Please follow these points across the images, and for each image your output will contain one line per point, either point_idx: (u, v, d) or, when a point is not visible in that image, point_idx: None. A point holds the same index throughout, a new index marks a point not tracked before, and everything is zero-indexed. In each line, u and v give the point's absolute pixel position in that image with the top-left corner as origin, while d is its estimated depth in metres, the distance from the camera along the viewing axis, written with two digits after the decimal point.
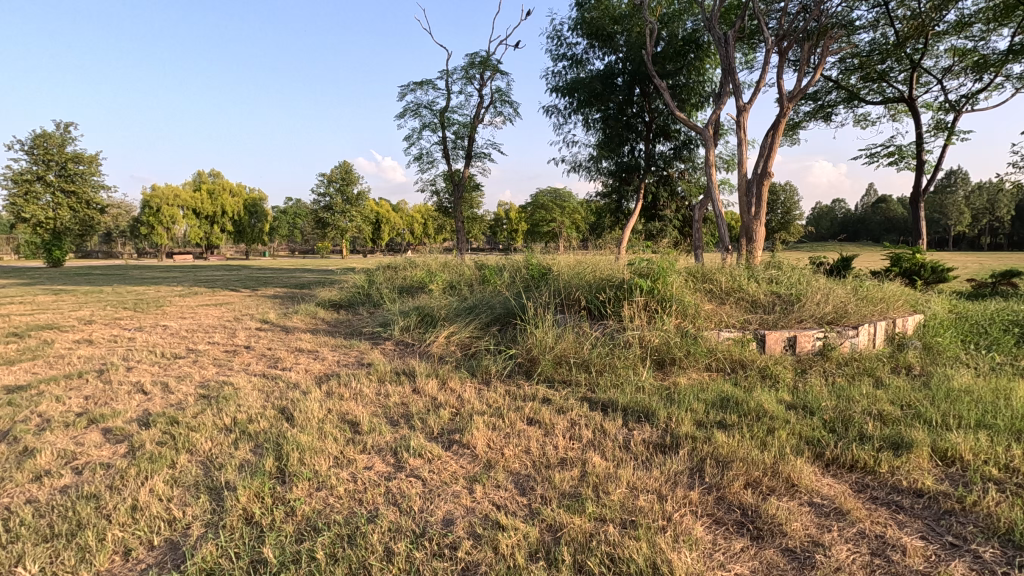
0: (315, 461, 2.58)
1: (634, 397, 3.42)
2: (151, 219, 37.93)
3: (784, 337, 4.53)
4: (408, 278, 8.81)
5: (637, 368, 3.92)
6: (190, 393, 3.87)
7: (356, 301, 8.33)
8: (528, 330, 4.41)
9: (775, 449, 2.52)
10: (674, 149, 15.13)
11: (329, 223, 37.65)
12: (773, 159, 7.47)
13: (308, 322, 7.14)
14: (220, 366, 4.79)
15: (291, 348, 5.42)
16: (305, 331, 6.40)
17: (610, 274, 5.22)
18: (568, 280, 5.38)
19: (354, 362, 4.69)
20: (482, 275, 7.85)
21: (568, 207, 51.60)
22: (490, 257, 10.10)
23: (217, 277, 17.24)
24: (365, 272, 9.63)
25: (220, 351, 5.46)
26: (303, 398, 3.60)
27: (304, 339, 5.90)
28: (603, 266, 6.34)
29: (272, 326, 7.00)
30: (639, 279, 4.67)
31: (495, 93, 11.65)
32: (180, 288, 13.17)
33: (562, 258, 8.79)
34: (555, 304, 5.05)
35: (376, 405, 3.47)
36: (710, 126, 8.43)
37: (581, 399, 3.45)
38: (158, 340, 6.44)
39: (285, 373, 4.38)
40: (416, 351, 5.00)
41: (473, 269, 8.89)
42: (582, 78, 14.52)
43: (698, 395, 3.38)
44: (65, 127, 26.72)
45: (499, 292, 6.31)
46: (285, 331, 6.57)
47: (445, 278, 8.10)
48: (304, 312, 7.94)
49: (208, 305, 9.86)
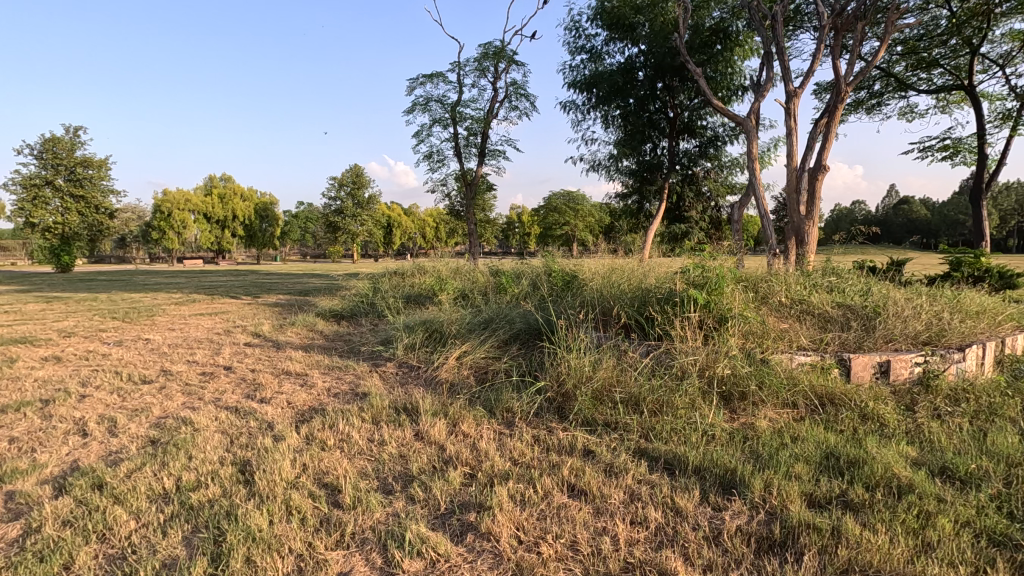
0: (267, 565, 1.79)
1: (706, 451, 2.58)
2: (162, 223, 37.75)
3: (876, 361, 3.66)
4: (416, 285, 8.05)
5: (700, 407, 3.08)
6: (138, 435, 3.10)
7: (359, 311, 7.58)
8: (558, 353, 3.59)
9: (953, 558, 1.67)
10: (700, 146, 14.23)
11: (340, 227, 37.13)
12: (827, 151, 6.56)
13: (304, 337, 6.38)
14: (189, 395, 4.02)
15: (278, 371, 4.66)
16: (298, 348, 5.65)
17: (652, 285, 4.37)
18: (602, 292, 4.55)
19: (348, 392, 3.90)
20: (497, 283, 7.05)
21: (582, 210, 50.72)
22: (506, 262, 9.30)
23: (220, 283, 16.67)
24: (370, 278, 8.89)
25: (195, 374, 4.70)
26: (275, 447, 2.81)
27: (295, 358, 5.14)
28: (639, 273, 5.50)
29: (263, 341, 6.25)
30: (694, 290, 3.81)
31: (510, 86, 10.86)
32: (179, 295, 12.54)
33: (586, 262, 7.96)
34: (588, 321, 4.22)
35: (366, 459, 2.67)
36: (752, 115, 7.50)
37: (635, 454, 2.63)
38: (134, 357, 5.71)
39: (261, 406, 3.60)
40: (422, 376, 4.21)
41: (487, 275, 8.09)
42: (601, 72, 13.64)
43: (795, 449, 2.53)
44: (75, 130, 26.57)
45: (517, 304, 5.50)
46: (276, 347, 5.83)
47: (457, 285, 7.32)
48: (301, 324, 7.19)
49: (202, 315, 9.15)
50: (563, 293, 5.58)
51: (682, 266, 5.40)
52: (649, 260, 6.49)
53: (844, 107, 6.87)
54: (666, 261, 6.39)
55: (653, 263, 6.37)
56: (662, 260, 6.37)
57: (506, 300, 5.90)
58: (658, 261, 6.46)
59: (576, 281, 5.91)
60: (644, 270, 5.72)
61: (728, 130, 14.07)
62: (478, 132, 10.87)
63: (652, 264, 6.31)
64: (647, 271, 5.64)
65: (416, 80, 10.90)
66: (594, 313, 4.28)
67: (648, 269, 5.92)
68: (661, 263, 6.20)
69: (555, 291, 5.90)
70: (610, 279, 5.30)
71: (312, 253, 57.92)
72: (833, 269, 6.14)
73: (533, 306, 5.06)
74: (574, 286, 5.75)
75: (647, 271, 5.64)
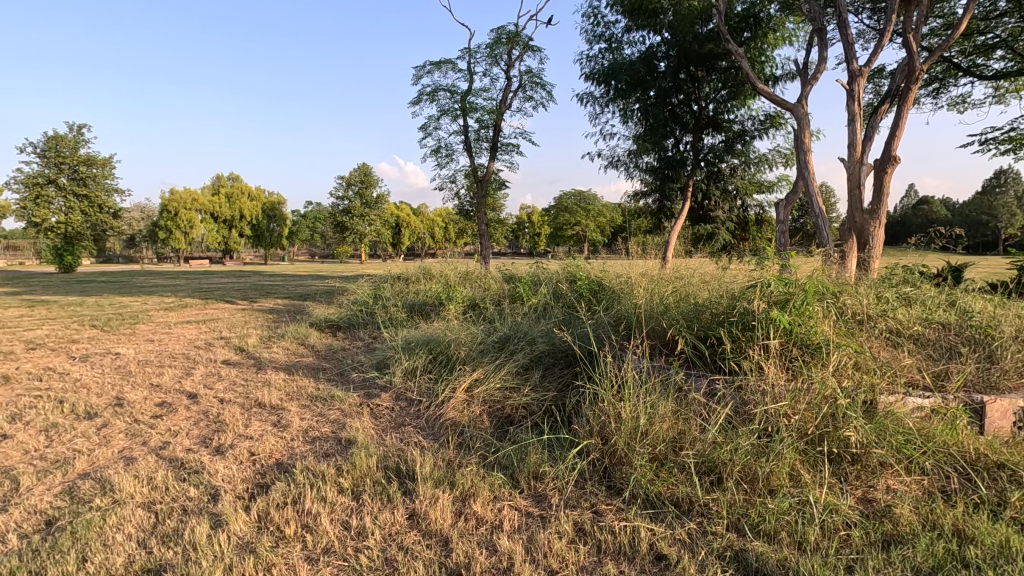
0: None
1: (843, 568, 1.71)
2: (168, 223, 37.32)
3: (1019, 407, 2.78)
4: (422, 293, 7.20)
5: (807, 481, 2.21)
6: (38, 509, 2.30)
7: (357, 321, 6.76)
8: (602, 395, 2.73)
9: None
10: (726, 142, 13.29)
11: (348, 227, 36.50)
12: (898, 140, 5.65)
13: (292, 354, 5.55)
14: (131, 439, 3.20)
15: (250, 402, 3.83)
16: (281, 370, 4.82)
17: (711, 302, 3.51)
18: (648, 309, 3.68)
19: (331, 439, 3.06)
20: (512, 291, 6.22)
21: (594, 210, 49.77)
22: (521, 265, 8.43)
23: (219, 285, 15.96)
24: (372, 283, 8.06)
25: (152, 405, 3.90)
26: (212, 538, 1.99)
27: (274, 383, 4.31)
28: (687, 283, 4.62)
29: (244, 359, 5.45)
30: (773, 311, 2.95)
31: (525, 74, 10.00)
32: (171, 299, 11.81)
33: (611, 267, 7.09)
34: (633, 346, 3.36)
35: (336, 566, 1.84)
36: (803, 101, 6.56)
37: (733, 564, 1.78)
38: (92, 378, 4.91)
39: (213, 460, 2.77)
40: (425, 416, 3.36)
41: (500, 282, 7.24)
42: (621, 62, 12.73)
43: (984, 570, 1.66)
44: (78, 127, 26.10)
45: (538, 319, 4.65)
46: (258, 367, 5.01)
47: (466, 294, 6.49)
48: (292, 337, 6.38)
49: (189, 324, 8.37)
50: (595, 306, 4.69)
51: (738, 277, 4.52)
52: (690, 267, 5.61)
53: (916, 89, 5.92)
54: (712, 264, 5.48)
55: (696, 269, 5.48)
56: (706, 266, 5.48)
57: (525, 314, 5.03)
58: (701, 266, 5.57)
59: (609, 293, 5.02)
60: (691, 279, 4.83)
61: (757, 125, 13.11)
62: (490, 124, 10.02)
63: (695, 271, 5.42)
64: (695, 280, 4.74)
65: (423, 68, 10.06)
66: (641, 336, 3.41)
67: (693, 277, 5.03)
68: (707, 270, 5.32)
69: (584, 303, 5.02)
70: (652, 288, 4.42)
71: (321, 254, 57.45)
72: (910, 275, 5.20)
73: (561, 325, 4.19)
74: (608, 299, 4.86)
75: (695, 281, 4.75)
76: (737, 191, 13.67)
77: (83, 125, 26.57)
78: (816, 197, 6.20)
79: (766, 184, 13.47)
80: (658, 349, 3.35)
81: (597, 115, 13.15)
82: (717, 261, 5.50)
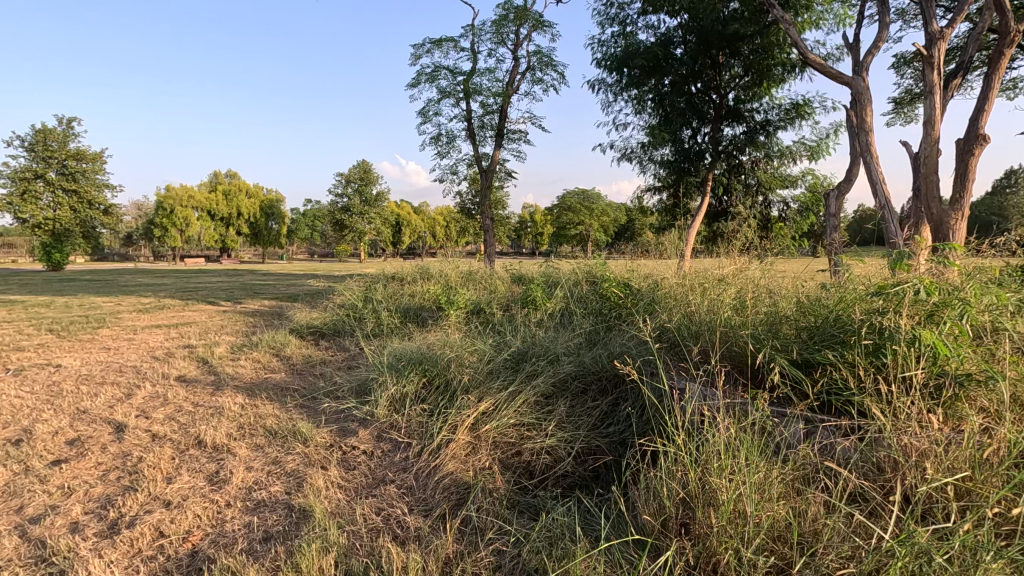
0: None
1: None
2: (164, 220, 36.51)
3: None
4: (418, 295, 6.28)
5: None
6: None
7: (344, 330, 5.83)
8: (681, 455, 1.84)
9: None
10: (747, 133, 12.38)
11: (347, 225, 35.65)
12: (986, 115, 4.75)
13: (262, 369, 4.63)
14: (7, 502, 2.30)
15: (189, 440, 2.92)
16: (243, 393, 3.90)
17: (804, 320, 2.62)
18: (718, 323, 2.79)
19: (279, 508, 2.15)
20: (523, 294, 5.33)
21: (597, 209, 48.85)
22: (530, 265, 7.52)
23: (206, 284, 15.02)
24: (362, 282, 7.16)
25: (62, 443, 2.99)
26: None
27: (229, 411, 3.40)
28: (749, 280, 3.67)
29: (205, 374, 4.55)
30: (921, 329, 2.04)
31: (534, 55, 9.09)
32: (149, 300, 10.91)
33: (636, 266, 6.18)
34: (705, 376, 2.45)
35: None
36: (863, 73, 5.63)
37: None
38: (12, 399, 4.01)
39: (95, 550, 1.86)
40: (416, 470, 2.46)
41: (509, 283, 6.33)
42: (635, 47, 11.82)
43: None
44: (68, 121, 25.25)
45: (561, 331, 3.75)
46: (217, 386, 4.11)
47: (468, 296, 5.59)
48: (267, 347, 5.45)
49: (159, 329, 7.47)
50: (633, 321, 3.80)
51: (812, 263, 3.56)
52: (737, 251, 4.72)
53: (1008, 55, 5.00)
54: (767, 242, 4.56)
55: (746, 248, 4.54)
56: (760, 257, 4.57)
57: (542, 323, 4.13)
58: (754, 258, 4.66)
59: (647, 299, 4.08)
60: (751, 273, 3.89)
61: (781, 115, 12.09)
62: (495, 108, 9.09)
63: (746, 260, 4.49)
64: (757, 277, 3.79)
65: (422, 46, 9.14)
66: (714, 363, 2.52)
67: (751, 266, 4.07)
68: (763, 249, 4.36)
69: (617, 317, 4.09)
70: (709, 294, 3.50)
71: (319, 253, 56.54)
72: None
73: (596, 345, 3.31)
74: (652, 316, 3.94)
75: (759, 279, 3.80)
76: (759, 185, 12.64)
77: (73, 119, 25.68)
78: (881, 184, 5.26)
79: (789, 178, 12.48)
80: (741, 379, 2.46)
81: (609, 104, 12.21)
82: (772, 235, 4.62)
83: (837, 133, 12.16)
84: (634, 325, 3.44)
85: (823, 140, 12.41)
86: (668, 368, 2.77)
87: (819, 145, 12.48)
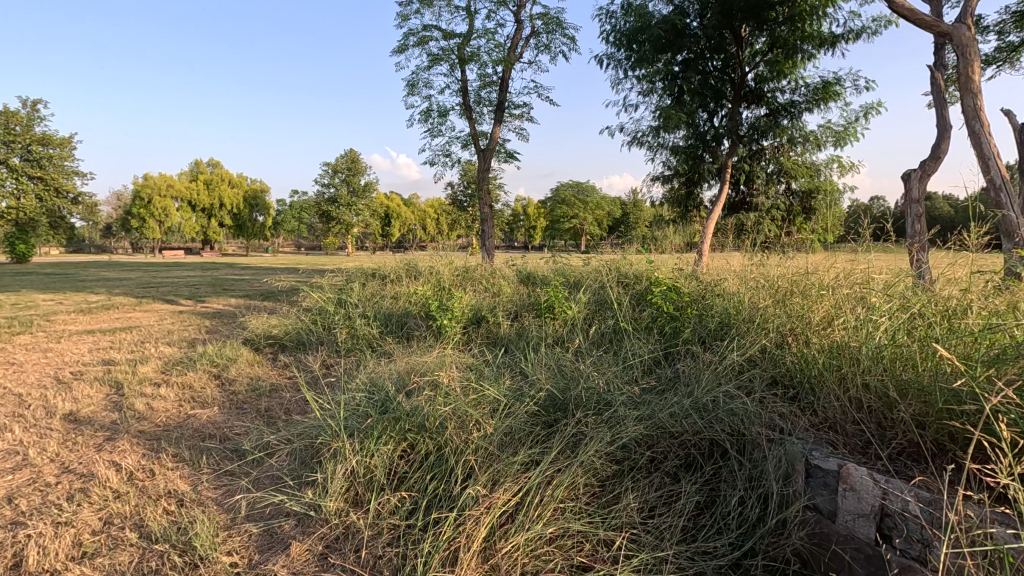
0: None
1: None
2: (142, 211, 34.80)
3: None
4: (403, 298, 5.08)
5: None
6: None
7: (310, 342, 4.63)
8: None
9: None
10: (769, 115, 11.23)
11: (334, 217, 34.20)
12: None
13: (189, 402, 3.42)
14: None
15: (0, 559, 1.73)
16: (145, 447, 2.70)
17: None
18: (909, 385, 1.75)
19: None
20: (536, 299, 4.16)
21: (593, 202, 47.69)
22: (538, 261, 6.36)
23: (173, 279, 13.65)
24: (336, 279, 5.95)
25: None
26: None
27: (99, 487, 2.20)
28: (884, 283, 2.50)
29: (107, 408, 3.33)
30: None
31: (539, 18, 7.84)
32: (98, 297, 9.54)
33: (673, 263, 5.01)
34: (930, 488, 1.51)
35: None
36: (965, 18, 4.45)
37: None
38: None
39: None
40: None
41: (515, 283, 5.15)
42: (646, 20, 10.59)
43: None
44: (33, 102, 23.49)
45: (609, 361, 2.58)
46: (113, 432, 2.90)
47: (466, 300, 4.41)
48: (206, 366, 4.24)
49: (92, 335, 6.20)
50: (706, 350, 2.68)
51: (980, 255, 2.37)
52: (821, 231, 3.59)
53: None
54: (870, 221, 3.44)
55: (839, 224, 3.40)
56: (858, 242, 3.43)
57: (574, 347, 2.96)
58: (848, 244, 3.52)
59: (719, 317, 2.93)
60: (875, 272, 2.73)
61: (808, 95, 10.91)
62: (494, 79, 7.86)
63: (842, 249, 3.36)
64: (891, 282, 2.61)
65: (409, 6, 7.86)
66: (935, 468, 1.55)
67: (865, 262, 2.91)
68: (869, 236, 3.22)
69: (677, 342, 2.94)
70: (834, 318, 2.36)
71: (307, 246, 55.03)
72: None
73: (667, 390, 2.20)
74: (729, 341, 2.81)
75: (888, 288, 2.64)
76: (781, 172, 11.47)
77: (38, 101, 23.88)
78: (997, 160, 4.11)
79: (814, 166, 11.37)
80: (944, 459, 1.59)
81: (618, 82, 11.02)
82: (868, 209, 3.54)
83: (867, 116, 11.02)
84: (725, 360, 2.34)
85: (851, 124, 11.26)
86: (831, 463, 1.73)
87: (847, 130, 11.35)
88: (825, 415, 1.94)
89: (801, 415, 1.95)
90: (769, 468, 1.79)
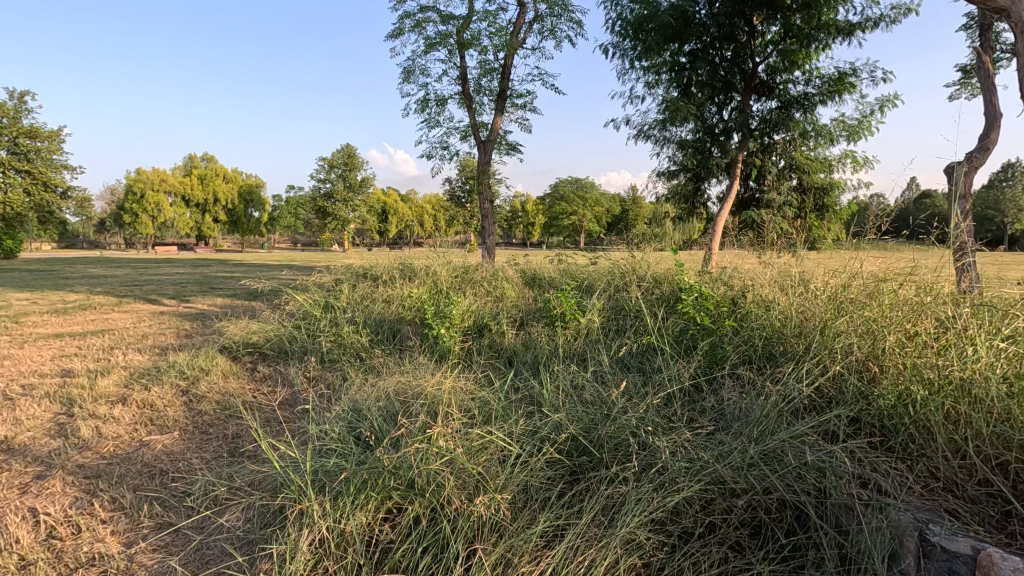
0: None
1: None
2: (135, 206, 34.15)
3: None
4: (397, 302, 4.63)
5: None
6: None
7: (292, 352, 4.17)
8: None
9: None
10: (781, 108, 10.75)
11: (330, 213, 33.64)
12: None
13: (147, 426, 2.96)
14: None
15: None
16: (79, 488, 2.24)
17: None
18: None
19: None
20: (547, 305, 3.70)
21: (592, 198, 47.18)
22: (543, 260, 5.89)
23: (160, 277, 13.10)
24: (325, 279, 5.49)
25: None
26: None
27: (2, 554, 1.74)
28: (983, 307, 2.02)
29: (49, 433, 2.86)
30: None
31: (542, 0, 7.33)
32: (77, 296, 9.02)
33: (693, 265, 4.56)
34: None
35: None
36: None
37: None
38: None
39: None
40: None
41: (520, 286, 4.69)
42: (654, 8, 10.06)
43: None
44: (20, 94, 22.85)
45: (645, 393, 2.12)
46: (46, 467, 2.44)
47: (467, 305, 3.95)
48: (174, 379, 3.77)
49: (60, 339, 5.71)
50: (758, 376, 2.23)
51: None
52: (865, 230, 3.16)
53: None
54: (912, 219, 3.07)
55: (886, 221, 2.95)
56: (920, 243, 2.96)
57: (596, 371, 2.49)
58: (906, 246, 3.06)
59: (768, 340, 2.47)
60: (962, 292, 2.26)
61: (822, 87, 10.42)
62: (495, 66, 7.38)
63: (904, 254, 2.88)
64: (984, 297, 2.15)
65: None
66: None
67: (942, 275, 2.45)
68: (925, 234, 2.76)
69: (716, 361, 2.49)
70: (927, 345, 1.90)
71: (303, 242, 54.36)
72: None
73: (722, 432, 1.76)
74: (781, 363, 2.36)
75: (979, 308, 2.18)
76: (792, 167, 10.99)
77: (25, 93, 23.21)
78: None
79: (827, 162, 10.91)
80: None
81: (623, 73, 10.51)
82: (900, 202, 3.17)
83: (883, 110, 10.54)
84: (791, 396, 1.89)
85: (865, 118, 10.79)
86: (969, 546, 1.28)
87: (861, 124, 10.87)
88: (939, 475, 1.51)
89: (905, 475, 1.52)
90: (875, 548, 1.34)
